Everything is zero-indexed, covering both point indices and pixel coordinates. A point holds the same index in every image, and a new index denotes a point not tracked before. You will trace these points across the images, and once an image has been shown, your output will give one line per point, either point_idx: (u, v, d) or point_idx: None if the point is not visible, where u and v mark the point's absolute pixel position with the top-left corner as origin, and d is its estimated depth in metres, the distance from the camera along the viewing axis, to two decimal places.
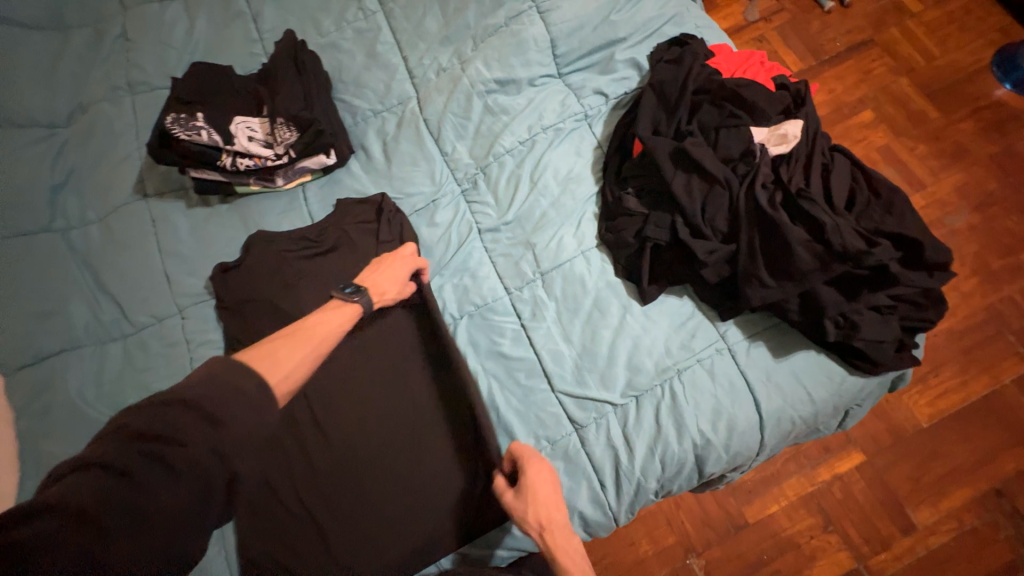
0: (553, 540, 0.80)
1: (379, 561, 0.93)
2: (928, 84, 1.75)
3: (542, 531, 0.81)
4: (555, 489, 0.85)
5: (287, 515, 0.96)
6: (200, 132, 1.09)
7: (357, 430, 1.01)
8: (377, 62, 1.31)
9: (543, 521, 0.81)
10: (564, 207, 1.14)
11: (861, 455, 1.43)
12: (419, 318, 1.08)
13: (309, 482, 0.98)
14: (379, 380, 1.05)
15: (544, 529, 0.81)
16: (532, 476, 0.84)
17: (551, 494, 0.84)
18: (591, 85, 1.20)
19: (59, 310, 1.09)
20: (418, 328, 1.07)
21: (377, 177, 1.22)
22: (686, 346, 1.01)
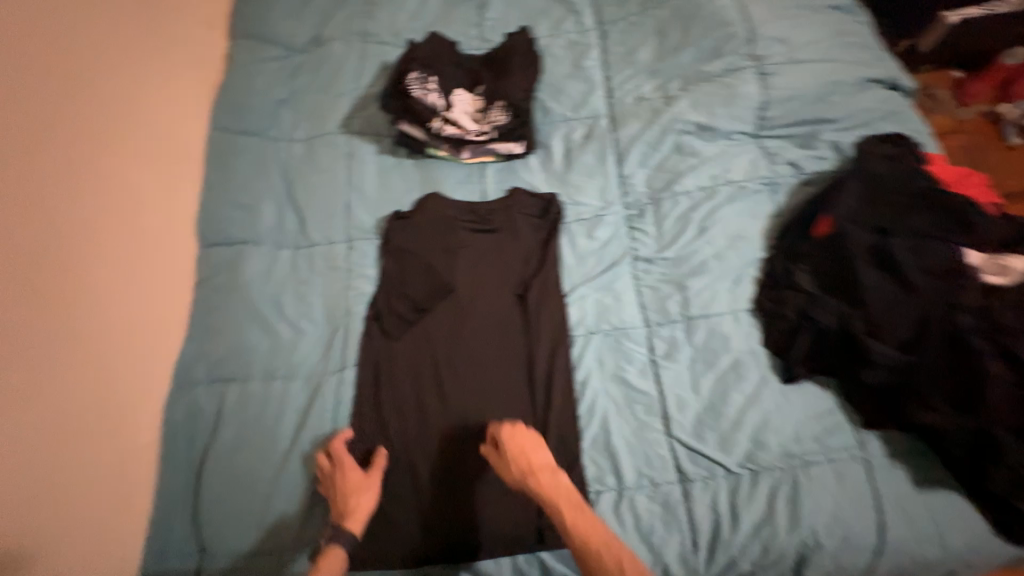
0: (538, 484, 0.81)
1: (459, 534, 0.94)
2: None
3: (530, 477, 0.82)
4: (532, 443, 0.87)
5: (389, 458, 1.00)
6: (430, 94, 1.21)
7: (473, 403, 1.04)
8: (580, 74, 1.38)
9: (527, 468, 0.84)
10: (726, 262, 1.15)
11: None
12: (559, 320, 1.11)
13: (418, 436, 1.02)
14: (506, 363, 1.08)
15: (529, 474, 0.83)
16: (508, 435, 0.87)
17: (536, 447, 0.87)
18: (785, 155, 1.21)
19: (253, 206, 1.21)
20: (556, 328, 1.10)
21: (551, 178, 1.27)
22: (820, 439, 0.97)
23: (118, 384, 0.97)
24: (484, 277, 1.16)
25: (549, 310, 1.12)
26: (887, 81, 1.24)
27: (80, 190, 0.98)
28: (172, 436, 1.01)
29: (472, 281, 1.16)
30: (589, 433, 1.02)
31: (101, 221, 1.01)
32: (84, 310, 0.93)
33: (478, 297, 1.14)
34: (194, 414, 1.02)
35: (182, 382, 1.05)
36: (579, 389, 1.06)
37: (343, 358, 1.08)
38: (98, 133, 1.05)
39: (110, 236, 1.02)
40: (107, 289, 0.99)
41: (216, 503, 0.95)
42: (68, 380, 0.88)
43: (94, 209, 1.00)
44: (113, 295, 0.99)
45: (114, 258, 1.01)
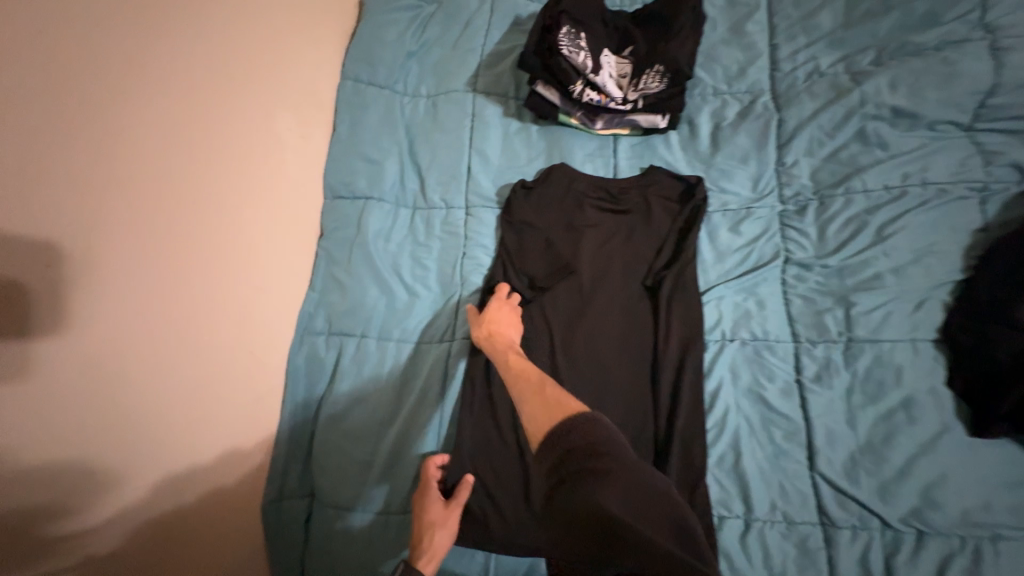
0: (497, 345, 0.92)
1: None
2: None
3: (490, 338, 0.94)
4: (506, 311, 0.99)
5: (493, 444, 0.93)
6: (579, 52, 1.07)
7: (589, 399, 0.96)
8: (741, 40, 1.19)
9: (495, 333, 0.94)
10: (908, 279, 0.95)
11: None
12: (694, 322, 0.99)
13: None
14: (627, 361, 0.99)
15: (490, 337, 0.93)
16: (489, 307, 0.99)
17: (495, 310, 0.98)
18: (1012, 154, 0.95)
19: (377, 161, 1.18)
20: (689, 331, 0.98)
21: (694, 159, 1.13)
22: (1015, 511, 0.80)
23: (243, 324, 0.96)
24: (609, 263, 1.06)
25: (681, 309, 1.00)
26: None
27: (219, 116, 0.96)
28: (294, 381, 1.02)
29: (597, 266, 1.06)
30: (715, 450, 0.92)
31: (237, 152, 0.98)
32: (213, 244, 0.92)
33: (602, 283, 1.04)
34: (313, 362, 1.04)
35: (305, 330, 1.06)
36: (708, 401, 0.95)
37: (456, 329, 1.05)
38: (243, 65, 1.03)
39: (242, 169, 0.99)
40: (236, 223, 0.97)
41: (329, 453, 0.97)
42: (192, 308, 0.87)
43: (231, 139, 0.98)
44: (241, 231, 0.97)
45: (244, 193, 0.99)
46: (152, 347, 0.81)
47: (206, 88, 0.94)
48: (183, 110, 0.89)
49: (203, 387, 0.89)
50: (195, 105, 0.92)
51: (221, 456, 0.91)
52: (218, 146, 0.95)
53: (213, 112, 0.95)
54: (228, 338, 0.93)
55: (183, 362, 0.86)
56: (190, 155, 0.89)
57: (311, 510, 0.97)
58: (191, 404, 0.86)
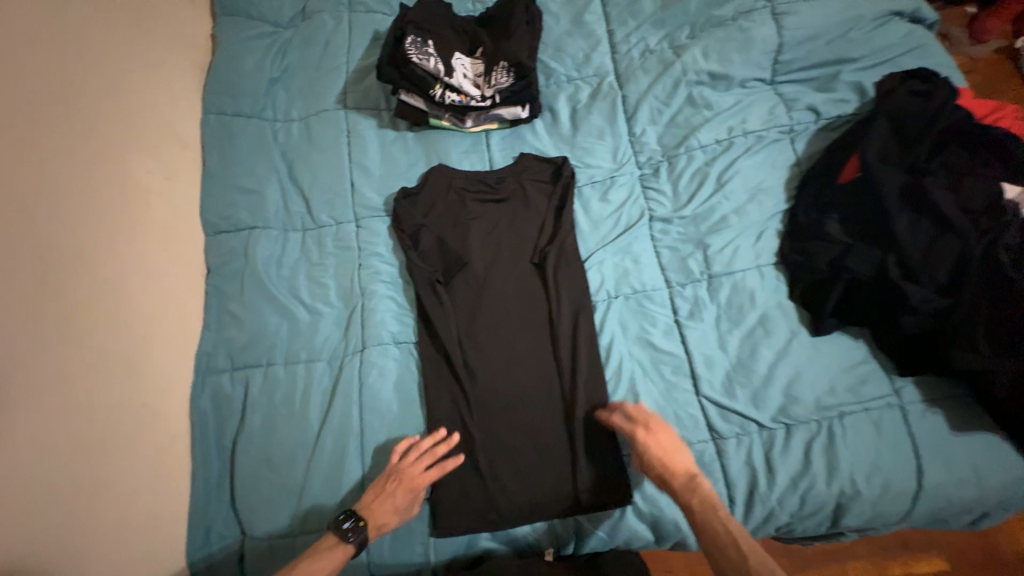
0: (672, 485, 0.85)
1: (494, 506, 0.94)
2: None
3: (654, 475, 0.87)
4: (674, 445, 0.88)
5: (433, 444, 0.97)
6: (429, 60, 1.14)
7: (497, 377, 1.02)
8: (582, 30, 1.30)
9: (670, 470, 0.86)
10: (748, 216, 1.10)
11: (945, 564, 1.21)
12: (580, 288, 1.08)
13: (449, 410, 1.00)
14: (527, 335, 1.06)
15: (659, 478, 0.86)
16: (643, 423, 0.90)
17: (653, 445, 0.88)
18: (804, 100, 1.14)
19: (256, 190, 1.17)
20: (578, 297, 1.08)
21: (559, 142, 1.23)
22: (854, 390, 0.96)
23: (130, 376, 0.91)
24: (499, 249, 1.13)
25: (568, 278, 1.09)
26: (908, 14, 1.17)
27: (69, 163, 0.90)
28: (201, 425, 0.99)
29: (488, 253, 1.13)
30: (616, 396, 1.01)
31: (93, 200, 0.93)
32: (78, 308, 0.85)
33: (494, 268, 1.11)
34: (220, 402, 1.01)
35: (205, 371, 1.03)
36: (605, 355, 1.04)
37: (363, 338, 1.06)
38: (86, 106, 0.96)
39: (102, 216, 0.94)
40: (101, 273, 0.91)
41: (250, 488, 0.95)
42: (67, 371, 0.81)
43: (83, 186, 0.91)
44: (108, 282, 0.92)
45: (109, 240, 0.94)
46: (31, 423, 0.74)
47: (46, 135, 0.87)
48: (27, 168, 0.82)
49: (94, 449, 0.82)
50: (39, 153, 0.85)
51: (129, 523, 0.85)
52: (69, 193, 0.88)
53: (60, 159, 0.88)
54: (115, 393, 0.88)
55: (64, 429, 0.78)
56: (43, 213, 0.83)
57: (242, 549, 0.93)
58: (83, 470, 0.80)
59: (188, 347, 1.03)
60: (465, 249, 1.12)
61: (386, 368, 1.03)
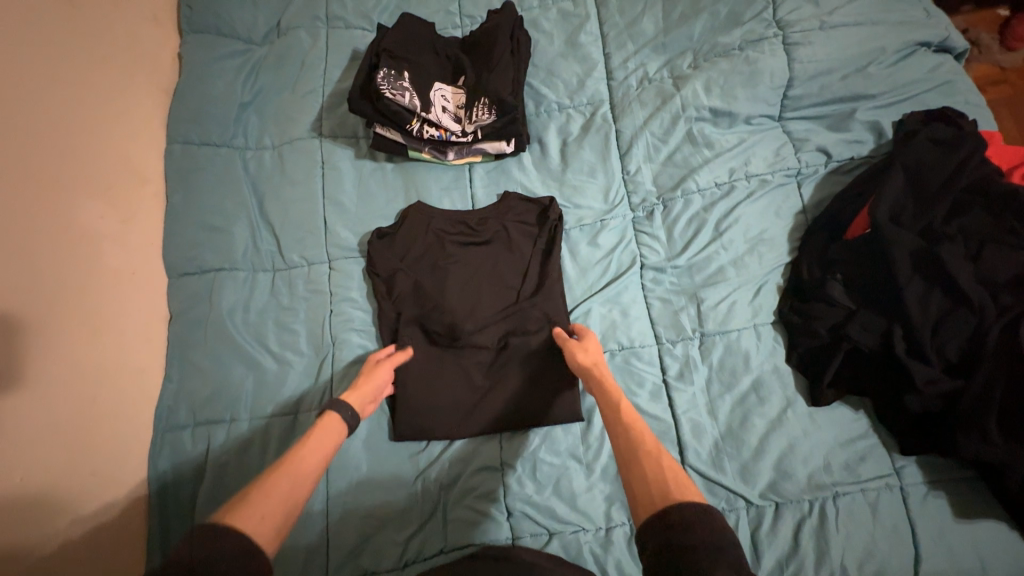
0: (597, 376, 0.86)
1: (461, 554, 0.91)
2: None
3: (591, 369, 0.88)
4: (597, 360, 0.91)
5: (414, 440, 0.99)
6: (404, 93, 1.05)
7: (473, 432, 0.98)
8: (576, 53, 1.19)
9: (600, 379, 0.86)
10: (746, 269, 1.02)
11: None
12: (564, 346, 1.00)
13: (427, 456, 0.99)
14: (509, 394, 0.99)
15: (593, 368, 0.88)
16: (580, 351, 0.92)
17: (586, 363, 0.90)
18: (814, 140, 1.05)
19: (223, 228, 1.11)
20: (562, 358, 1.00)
21: (547, 178, 1.14)
22: (851, 468, 0.89)
23: (80, 444, 0.87)
24: (479, 295, 1.05)
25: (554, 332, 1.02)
26: (936, 43, 1.05)
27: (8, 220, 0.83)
28: (160, 487, 0.95)
29: (467, 300, 1.05)
30: (596, 464, 0.96)
31: (38, 257, 0.86)
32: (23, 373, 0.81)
33: (472, 317, 1.03)
34: (179, 460, 0.96)
35: (165, 427, 0.98)
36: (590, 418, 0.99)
37: (332, 392, 1.00)
38: (31, 147, 0.89)
39: (48, 274, 0.87)
40: (46, 336, 0.85)
41: None
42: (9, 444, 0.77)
43: (29, 237, 0.86)
44: (59, 340, 0.87)
45: (55, 300, 0.88)
46: None
47: None
48: None
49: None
50: None
51: None
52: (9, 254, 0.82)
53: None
54: (62, 464, 0.84)
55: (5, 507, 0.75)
56: None
57: None
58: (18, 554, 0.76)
59: (146, 403, 0.99)
60: (443, 292, 1.05)
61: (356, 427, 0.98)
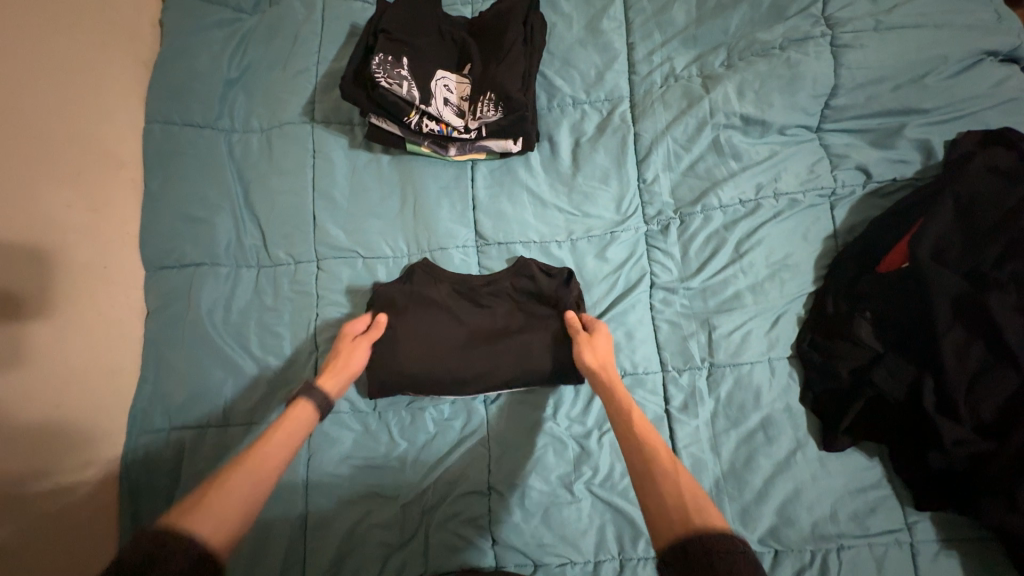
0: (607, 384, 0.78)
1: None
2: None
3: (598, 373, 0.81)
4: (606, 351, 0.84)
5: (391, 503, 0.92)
6: (402, 83, 0.94)
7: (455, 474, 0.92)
8: (596, 40, 1.08)
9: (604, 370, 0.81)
10: (765, 296, 0.94)
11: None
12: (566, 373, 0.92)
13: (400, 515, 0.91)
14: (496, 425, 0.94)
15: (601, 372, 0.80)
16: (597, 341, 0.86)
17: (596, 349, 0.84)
18: (855, 157, 0.94)
19: (205, 220, 1.03)
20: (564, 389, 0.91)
21: (556, 182, 1.04)
22: (859, 520, 0.84)
23: (44, 452, 0.82)
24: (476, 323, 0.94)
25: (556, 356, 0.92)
26: (1005, 52, 0.93)
27: None
28: (133, 492, 0.92)
29: (481, 364, 0.91)
30: (571, 489, 0.92)
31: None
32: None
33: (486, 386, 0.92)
34: (154, 465, 0.93)
35: (141, 429, 0.94)
36: (595, 444, 0.94)
37: None
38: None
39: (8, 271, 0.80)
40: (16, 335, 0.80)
41: None
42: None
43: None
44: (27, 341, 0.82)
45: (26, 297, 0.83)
46: None
47: None
48: None
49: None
50: None
51: None
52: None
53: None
54: (24, 472, 0.79)
55: None
56: None
57: None
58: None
59: (121, 404, 0.94)
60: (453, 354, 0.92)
61: (339, 440, 0.95)
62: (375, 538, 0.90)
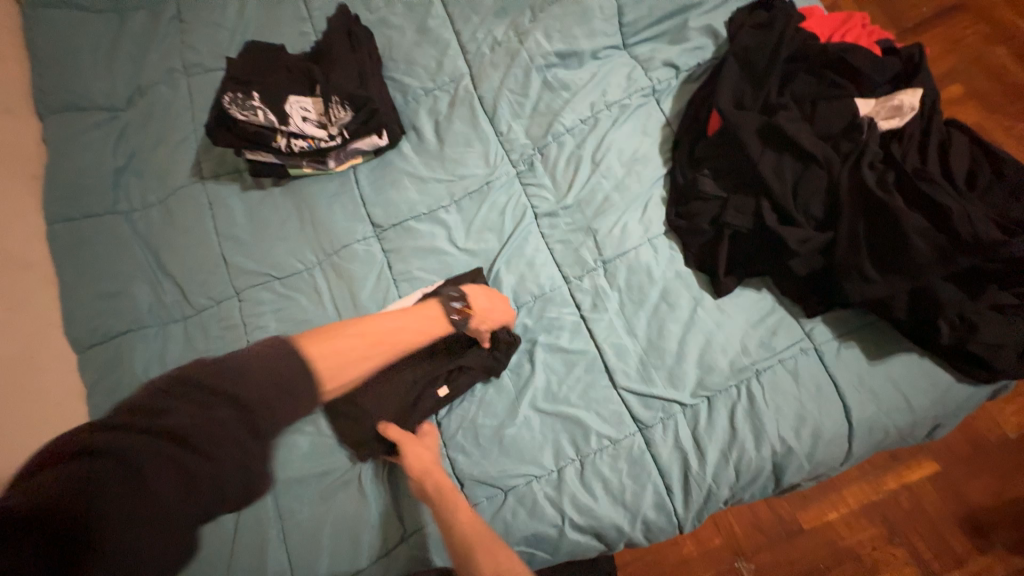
0: (437, 488, 0.85)
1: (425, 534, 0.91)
2: (998, 63, 1.49)
3: (422, 475, 0.87)
4: (425, 455, 0.89)
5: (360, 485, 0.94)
6: (256, 112, 1.07)
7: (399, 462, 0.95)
8: (428, 38, 1.23)
9: (429, 477, 0.87)
10: (628, 190, 1.05)
11: (936, 466, 1.24)
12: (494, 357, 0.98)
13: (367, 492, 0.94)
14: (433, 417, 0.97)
15: (428, 473, 0.87)
16: (409, 447, 0.89)
17: (414, 448, 0.89)
18: (660, 57, 1.10)
19: (124, 291, 1.11)
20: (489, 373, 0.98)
21: (429, 159, 1.16)
22: (766, 344, 0.92)
23: None
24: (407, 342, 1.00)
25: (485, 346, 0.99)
26: None
27: None
28: None
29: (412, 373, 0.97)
30: (519, 415, 0.96)
31: None
32: None
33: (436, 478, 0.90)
34: None
35: None
36: (529, 370, 0.99)
37: None
38: None
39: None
40: None
41: None
42: None
43: None
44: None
45: None
46: None
47: None
48: None
49: None
50: None
51: None
52: None
53: None
54: None
55: None
56: None
57: None
58: None
59: None
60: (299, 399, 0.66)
61: (296, 445, 0.98)
62: (353, 521, 0.93)
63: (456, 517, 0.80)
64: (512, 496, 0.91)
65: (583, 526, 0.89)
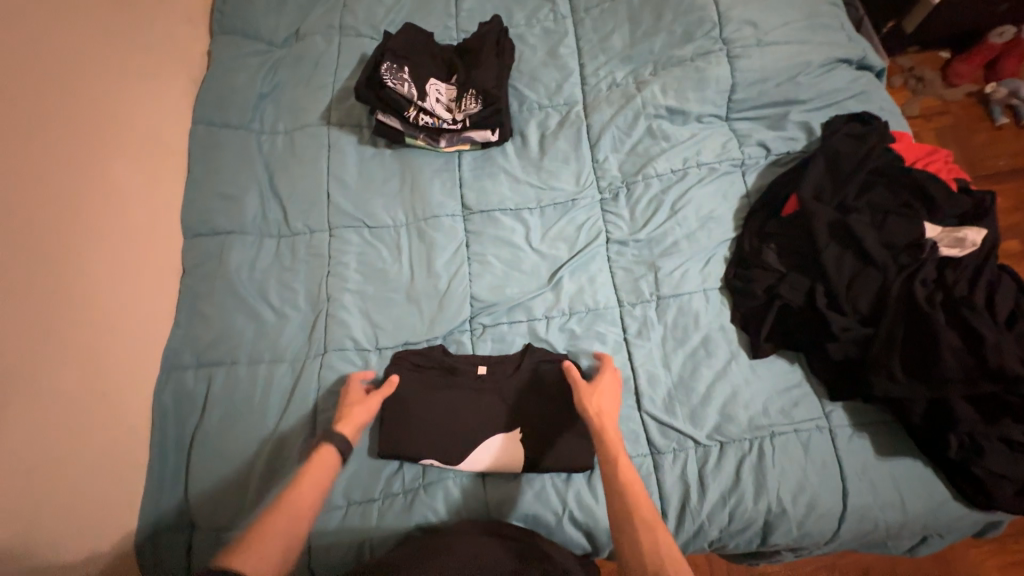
0: (604, 428, 0.90)
1: (437, 486, 1.00)
2: None
3: (595, 416, 0.93)
4: (605, 400, 0.97)
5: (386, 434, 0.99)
6: (404, 84, 1.23)
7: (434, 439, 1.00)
8: (555, 62, 1.38)
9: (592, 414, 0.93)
10: (697, 242, 1.16)
11: None
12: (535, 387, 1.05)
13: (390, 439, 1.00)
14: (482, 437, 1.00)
15: (602, 418, 0.92)
16: (596, 386, 0.98)
17: (597, 394, 0.97)
18: (755, 136, 1.22)
19: (237, 197, 1.25)
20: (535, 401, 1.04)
21: (527, 164, 1.29)
22: (786, 412, 1.00)
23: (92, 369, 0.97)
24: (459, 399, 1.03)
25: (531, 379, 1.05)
26: (856, 60, 1.27)
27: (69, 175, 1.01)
28: (162, 418, 1.07)
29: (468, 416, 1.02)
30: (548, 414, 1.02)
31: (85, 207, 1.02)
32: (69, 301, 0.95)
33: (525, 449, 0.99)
34: (181, 397, 1.08)
35: (171, 367, 1.11)
36: None
37: (325, 342, 1.11)
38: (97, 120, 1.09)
39: (67, 214, 0.98)
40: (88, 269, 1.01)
41: (202, 478, 1.01)
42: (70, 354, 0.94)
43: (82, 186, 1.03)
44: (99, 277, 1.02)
45: (101, 239, 1.04)
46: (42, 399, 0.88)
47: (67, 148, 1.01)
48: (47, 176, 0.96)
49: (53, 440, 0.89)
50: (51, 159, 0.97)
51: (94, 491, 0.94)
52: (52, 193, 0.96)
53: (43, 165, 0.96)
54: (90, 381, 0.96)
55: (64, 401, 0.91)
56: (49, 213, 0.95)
57: (191, 540, 0.98)
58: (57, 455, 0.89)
59: (151, 343, 1.10)
60: (336, 444, 0.90)
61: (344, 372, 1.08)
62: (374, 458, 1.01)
63: (623, 473, 0.82)
64: (522, 480, 1.00)
65: (578, 523, 0.97)
